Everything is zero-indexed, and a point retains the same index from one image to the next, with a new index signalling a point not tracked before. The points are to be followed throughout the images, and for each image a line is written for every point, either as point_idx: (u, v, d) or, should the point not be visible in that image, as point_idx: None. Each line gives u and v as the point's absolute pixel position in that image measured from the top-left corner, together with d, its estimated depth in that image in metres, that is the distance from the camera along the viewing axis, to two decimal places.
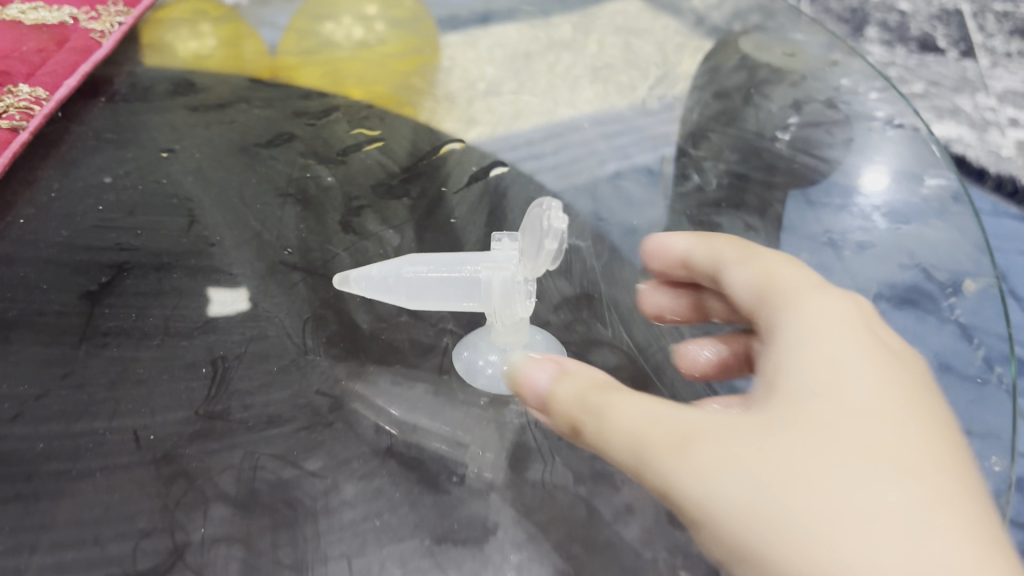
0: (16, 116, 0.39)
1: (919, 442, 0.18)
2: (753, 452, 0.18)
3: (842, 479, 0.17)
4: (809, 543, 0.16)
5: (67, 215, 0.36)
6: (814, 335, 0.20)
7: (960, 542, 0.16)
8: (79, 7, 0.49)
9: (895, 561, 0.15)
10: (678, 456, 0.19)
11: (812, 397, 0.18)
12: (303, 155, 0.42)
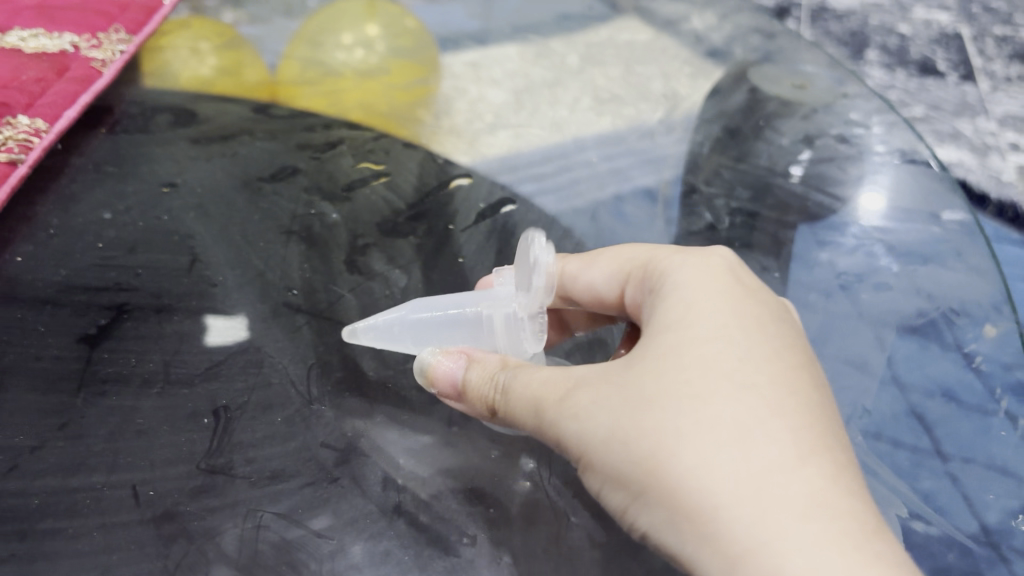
0: (16, 149, 0.38)
1: (755, 381, 0.22)
2: (614, 388, 0.23)
3: (685, 403, 0.22)
4: (658, 459, 0.21)
5: (66, 253, 0.35)
6: (694, 301, 0.25)
7: (783, 439, 0.21)
8: (81, 35, 0.48)
9: (725, 473, 0.20)
10: (558, 404, 0.24)
11: (671, 335, 0.24)
12: (307, 190, 0.41)
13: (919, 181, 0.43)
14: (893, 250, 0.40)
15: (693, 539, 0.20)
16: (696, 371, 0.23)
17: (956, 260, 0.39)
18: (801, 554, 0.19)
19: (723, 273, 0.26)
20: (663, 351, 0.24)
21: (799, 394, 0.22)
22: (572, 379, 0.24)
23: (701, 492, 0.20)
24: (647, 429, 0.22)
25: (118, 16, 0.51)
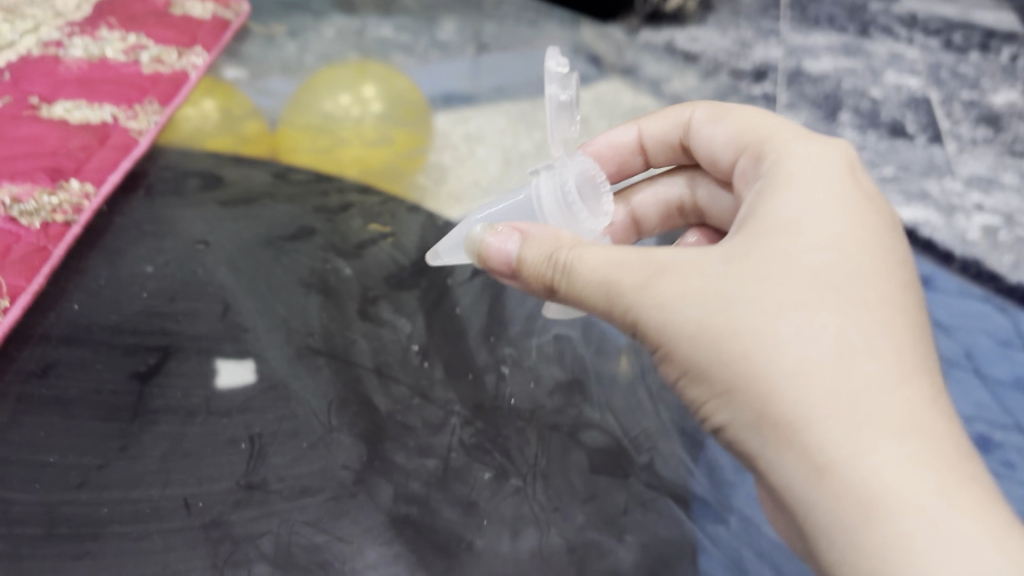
0: (69, 211, 0.44)
1: (858, 303, 0.27)
2: (709, 284, 0.28)
3: (782, 308, 0.26)
4: (761, 359, 0.26)
5: (116, 301, 0.41)
6: (796, 224, 0.29)
7: (873, 354, 0.26)
8: (120, 106, 0.55)
9: (830, 384, 0.25)
10: (656, 294, 0.28)
11: (781, 244, 0.28)
12: (323, 247, 0.46)
13: None
14: None
15: (783, 438, 0.25)
16: (793, 281, 0.27)
17: None
18: (887, 465, 0.24)
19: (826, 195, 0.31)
20: (763, 258, 0.28)
21: (883, 310, 0.27)
22: (653, 266, 0.29)
23: (799, 399, 0.25)
24: (744, 328, 0.26)
25: (150, 88, 0.57)
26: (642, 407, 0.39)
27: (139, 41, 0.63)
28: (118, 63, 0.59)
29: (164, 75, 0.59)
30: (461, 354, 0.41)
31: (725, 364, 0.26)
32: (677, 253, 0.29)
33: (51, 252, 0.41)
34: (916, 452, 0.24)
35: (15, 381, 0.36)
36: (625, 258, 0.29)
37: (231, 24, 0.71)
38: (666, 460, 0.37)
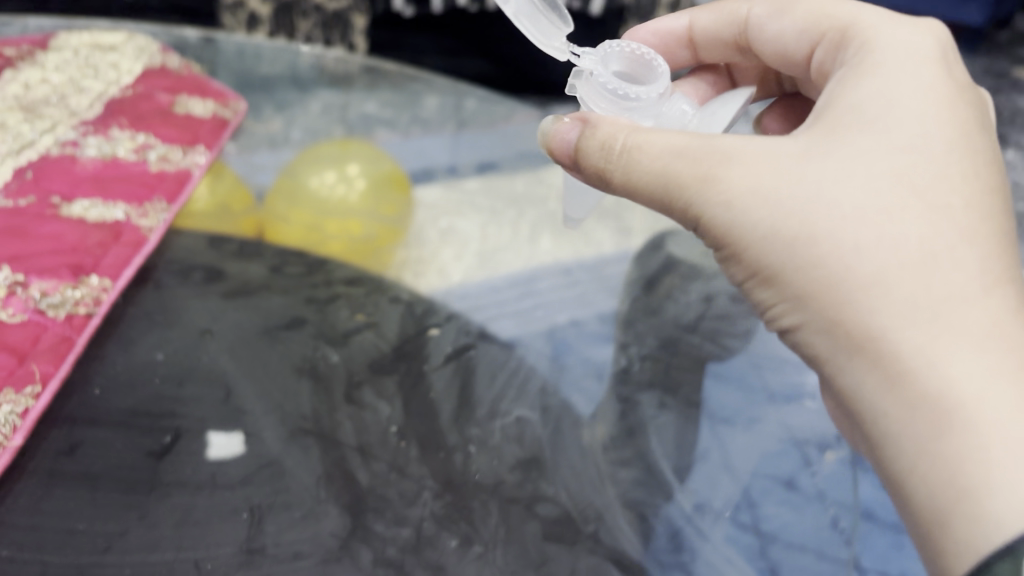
0: (90, 304, 0.50)
1: (937, 207, 0.34)
2: (768, 184, 0.35)
3: (834, 203, 0.34)
4: (850, 254, 0.33)
5: (131, 386, 0.46)
6: (886, 128, 0.36)
7: (910, 235, 0.33)
8: (132, 204, 0.60)
9: (905, 286, 0.32)
10: (724, 192, 0.36)
11: (867, 145, 0.36)
12: (314, 336, 0.53)
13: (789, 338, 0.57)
14: (770, 387, 0.54)
15: (855, 338, 0.33)
16: (847, 174, 0.35)
17: (810, 401, 0.52)
18: (956, 359, 0.31)
19: (888, 84, 0.38)
20: (822, 156, 0.35)
21: (926, 188, 0.34)
22: (731, 156, 0.36)
23: (878, 297, 0.33)
24: (815, 225, 0.34)
25: (158, 186, 0.64)
26: (593, 483, 0.46)
27: (147, 140, 0.69)
28: (129, 161, 0.66)
29: (169, 173, 0.66)
30: (434, 433, 0.47)
31: (792, 252, 0.35)
32: (759, 145, 0.36)
33: (75, 341, 0.47)
34: (952, 319, 0.32)
35: (46, 458, 0.42)
36: (686, 155, 0.36)
37: (229, 122, 0.78)
38: (610, 531, 0.43)
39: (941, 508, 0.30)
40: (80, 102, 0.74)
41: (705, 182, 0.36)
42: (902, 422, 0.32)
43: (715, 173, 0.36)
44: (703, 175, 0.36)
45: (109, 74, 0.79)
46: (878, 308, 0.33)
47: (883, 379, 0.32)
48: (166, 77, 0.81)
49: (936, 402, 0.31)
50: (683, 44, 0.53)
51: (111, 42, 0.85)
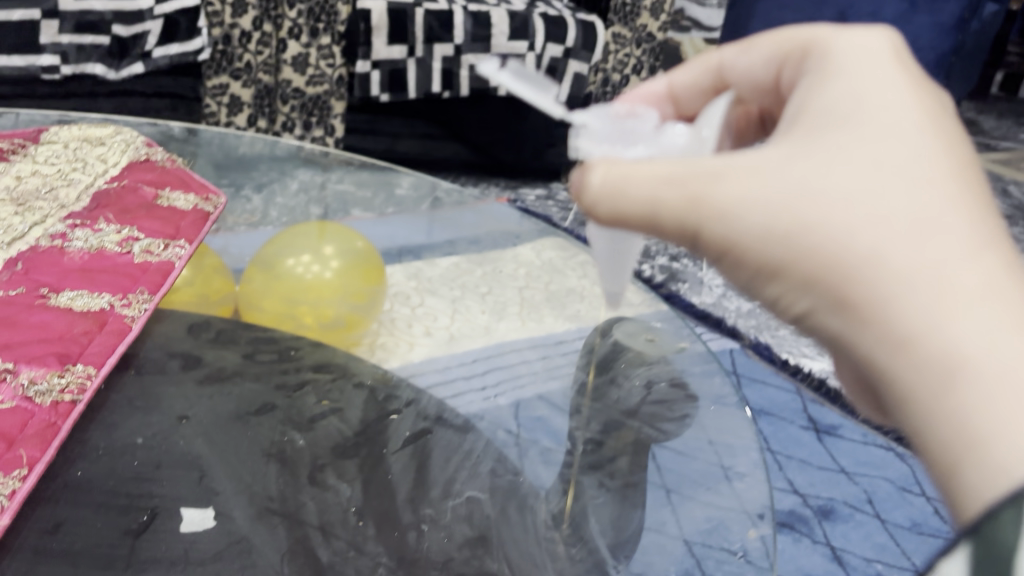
0: (75, 390, 0.53)
1: (926, 185, 0.37)
2: (758, 193, 0.39)
3: (818, 198, 0.38)
4: (842, 245, 0.37)
5: (112, 468, 0.50)
6: (869, 118, 0.40)
7: (892, 212, 0.36)
8: (115, 295, 0.65)
9: (899, 259, 0.35)
10: (718, 207, 0.40)
11: (851, 133, 0.39)
12: (282, 421, 0.57)
13: (727, 429, 0.62)
14: (706, 468, 0.58)
15: (869, 328, 0.36)
16: (827, 168, 0.38)
17: (740, 480, 0.57)
18: (954, 317, 0.33)
19: (858, 81, 0.42)
20: (804, 154, 0.39)
21: (904, 170, 0.37)
22: (717, 167, 0.40)
23: (875, 276, 0.35)
24: (802, 222, 0.38)
25: (142, 278, 0.68)
26: (535, 559, 0.50)
27: (132, 233, 0.74)
28: (114, 253, 0.70)
29: (153, 265, 0.71)
30: (389, 513, 0.51)
31: (787, 250, 0.38)
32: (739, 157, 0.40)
33: (59, 425, 0.51)
34: (938, 276, 0.34)
35: (29, 535, 0.45)
36: (680, 178, 0.40)
37: (210, 215, 0.83)
38: None
39: (945, 433, 0.32)
40: (70, 194, 0.78)
41: (692, 199, 0.40)
42: (914, 383, 0.34)
43: (705, 191, 0.40)
44: (697, 198, 0.40)
45: (97, 167, 0.84)
46: (874, 288, 0.36)
47: (883, 345, 0.35)
48: (151, 171, 0.86)
49: (939, 354, 0.33)
50: (667, 102, 0.59)
51: (100, 135, 0.90)
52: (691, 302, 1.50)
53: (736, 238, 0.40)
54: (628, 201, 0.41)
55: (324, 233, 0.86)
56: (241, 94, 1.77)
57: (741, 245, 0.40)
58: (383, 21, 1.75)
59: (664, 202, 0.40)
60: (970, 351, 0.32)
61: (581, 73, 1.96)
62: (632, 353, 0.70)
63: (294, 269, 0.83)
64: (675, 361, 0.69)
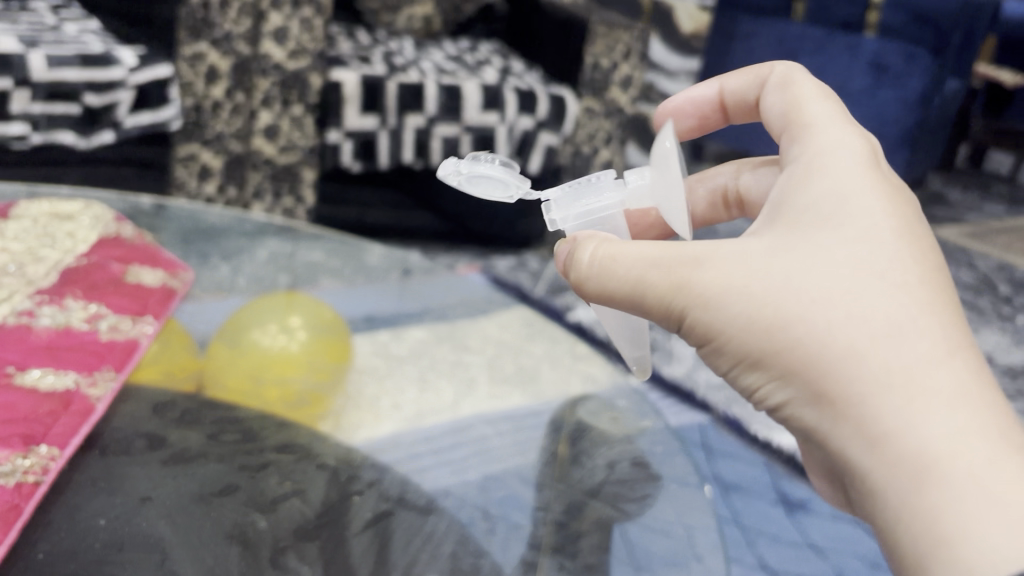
0: (38, 471, 0.55)
1: (888, 296, 0.46)
2: (742, 283, 0.48)
3: (789, 297, 0.47)
4: (823, 348, 0.46)
5: (72, 551, 0.51)
6: (827, 222, 0.49)
7: (861, 314, 0.46)
8: (81, 374, 0.66)
9: (877, 368, 0.45)
10: (712, 301, 0.48)
11: (820, 246, 0.48)
12: (245, 504, 0.58)
13: (685, 511, 0.69)
14: (670, 543, 0.65)
15: (840, 411, 0.46)
16: (797, 271, 0.47)
17: (702, 560, 0.64)
18: (908, 420, 0.44)
19: (826, 207, 0.49)
20: (780, 256, 0.48)
21: (870, 271, 0.47)
22: (696, 261, 0.49)
23: (853, 380, 0.45)
24: (784, 321, 0.47)
25: (108, 355, 0.69)
26: None
27: (99, 309, 0.75)
28: (81, 330, 0.72)
29: (119, 342, 0.72)
30: None
31: (770, 339, 0.47)
32: (720, 252, 0.49)
33: (22, 508, 0.52)
34: (902, 378, 0.44)
35: None
36: (668, 265, 0.49)
37: (177, 291, 0.84)
38: None
39: (919, 527, 0.43)
40: (38, 269, 0.79)
41: (684, 288, 0.48)
42: (879, 465, 0.45)
43: (695, 284, 0.48)
44: (685, 283, 0.48)
45: (66, 242, 0.85)
46: (848, 374, 0.45)
47: (863, 450, 0.46)
48: (119, 247, 0.88)
49: (906, 444, 0.44)
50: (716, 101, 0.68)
51: (69, 211, 0.91)
52: (661, 373, 1.51)
53: (717, 325, 0.48)
54: (621, 280, 0.50)
55: (291, 306, 0.90)
56: (211, 163, 1.78)
57: (721, 330, 0.49)
58: (355, 92, 1.79)
59: (651, 293, 0.49)
60: (934, 447, 0.43)
61: (551, 144, 2.00)
62: (593, 441, 0.79)
63: (262, 338, 0.84)
64: (633, 449, 0.78)
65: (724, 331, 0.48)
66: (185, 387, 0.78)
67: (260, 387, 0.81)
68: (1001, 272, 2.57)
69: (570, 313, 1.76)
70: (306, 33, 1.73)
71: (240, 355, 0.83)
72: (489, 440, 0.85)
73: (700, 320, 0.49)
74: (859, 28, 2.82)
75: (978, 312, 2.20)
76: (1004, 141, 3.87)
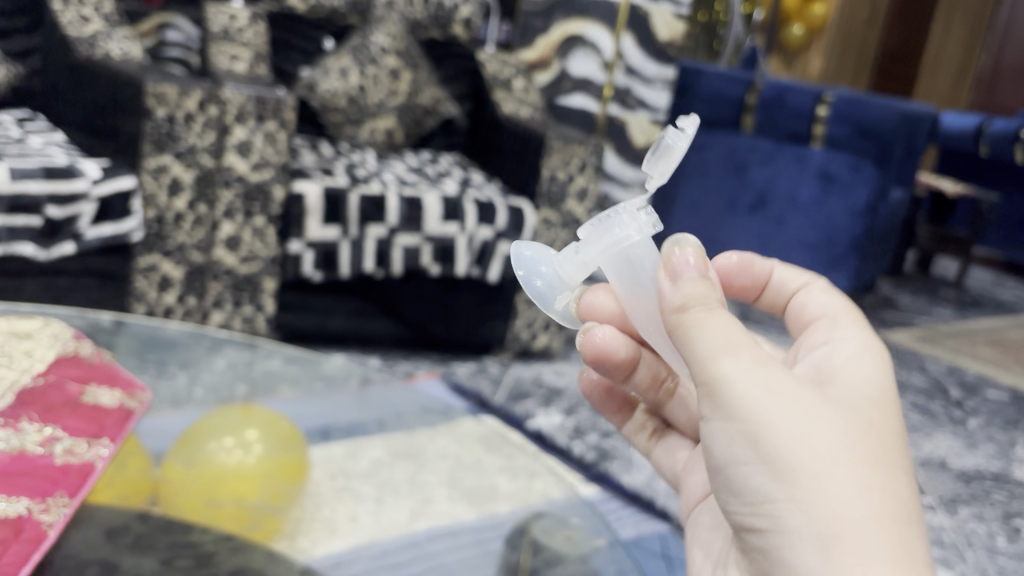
0: None
1: (910, 490, 0.52)
2: (806, 401, 0.52)
3: (842, 439, 0.51)
4: (855, 483, 0.50)
5: None
6: (873, 410, 0.55)
7: (891, 493, 0.51)
8: (34, 499, 0.68)
9: (889, 533, 0.49)
10: (779, 390, 0.51)
11: (867, 417, 0.54)
12: None
13: None
14: None
15: (838, 555, 0.49)
16: (854, 428, 0.52)
17: None
18: None
19: (873, 401, 0.56)
20: (838, 407, 0.53)
21: (900, 467, 0.53)
22: (771, 359, 0.53)
23: (868, 535, 0.49)
24: (831, 450, 0.51)
25: (62, 480, 0.71)
26: None
27: (55, 432, 0.76)
28: (35, 454, 0.73)
29: (73, 466, 0.73)
30: None
31: (814, 461, 0.50)
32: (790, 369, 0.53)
33: None
34: (904, 557, 0.49)
35: None
36: (754, 348, 0.52)
37: (134, 411, 0.86)
38: None
39: None
40: None
41: (763, 367, 0.52)
42: None
43: (771, 381, 0.51)
44: (764, 366, 0.52)
45: (23, 362, 0.86)
46: (865, 529, 0.49)
47: None
48: (78, 366, 0.89)
49: None
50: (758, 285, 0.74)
51: (27, 329, 0.92)
52: (621, 482, 1.53)
53: (771, 420, 0.51)
54: (713, 335, 0.52)
55: (250, 420, 0.88)
56: (171, 273, 1.79)
57: (772, 426, 0.51)
58: (318, 204, 1.83)
59: (734, 360, 0.51)
60: None
61: (511, 253, 2.04)
62: (551, 551, 0.84)
63: (217, 454, 0.82)
64: (591, 559, 0.82)
65: (775, 426, 0.51)
66: (139, 507, 0.78)
67: (210, 503, 0.79)
68: (952, 375, 2.63)
69: (530, 421, 1.77)
70: (270, 147, 1.78)
71: (192, 471, 0.81)
72: (443, 556, 0.90)
73: (759, 404, 0.51)
74: (807, 140, 2.98)
75: (932, 416, 2.25)
76: (949, 246, 4.00)
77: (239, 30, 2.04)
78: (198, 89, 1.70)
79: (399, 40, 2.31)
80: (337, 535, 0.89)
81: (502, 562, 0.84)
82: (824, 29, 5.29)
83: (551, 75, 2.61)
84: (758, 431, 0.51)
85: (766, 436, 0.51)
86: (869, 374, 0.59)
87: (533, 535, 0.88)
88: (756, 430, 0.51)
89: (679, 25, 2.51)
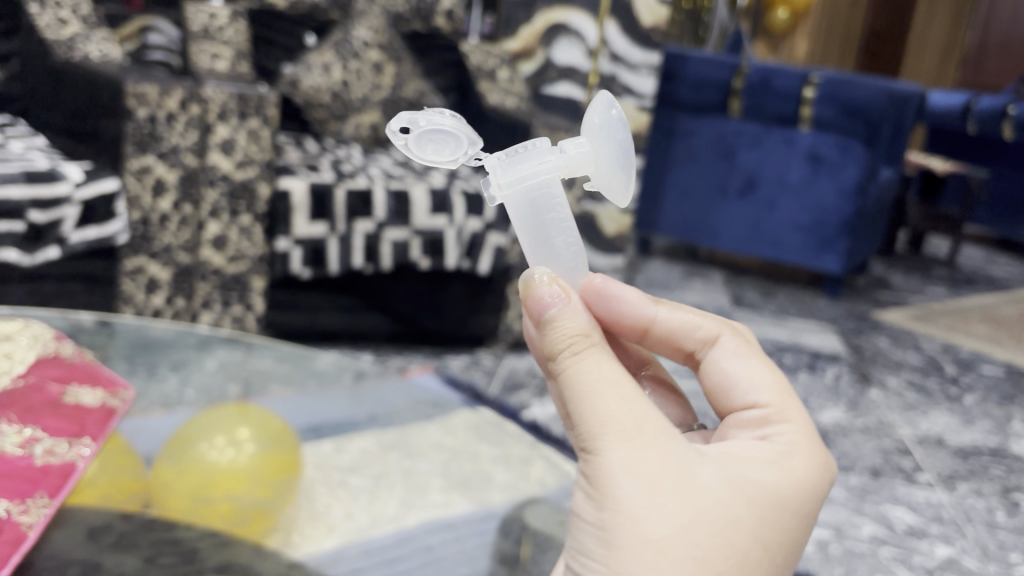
0: None
1: None
2: (662, 486, 0.51)
3: (682, 538, 0.51)
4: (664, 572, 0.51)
5: None
6: (753, 510, 0.53)
7: None
8: (13, 501, 0.68)
9: None
10: (638, 474, 0.50)
11: (742, 513, 0.53)
12: None
13: None
14: None
15: None
16: (710, 528, 0.51)
17: None
18: None
19: (777, 483, 0.54)
20: (706, 495, 0.51)
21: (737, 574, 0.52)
22: (648, 431, 0.51)
23: None
24: (662, 546, 0.50)
25: (43, 480, 0.70)
26: None
27: (34, 433, 0.76)
28: (14, 455, 0.73)
29: (54, 466, 0.73)
30: None
31: (643, 549, 0.50)
32: (666, 448, 0.51)
33: None
34: None
35: None
36: (627, 422, 0.51)
37: (116, 410, 0.86)
38: None
39: None
40: None
41: (625, 446, 0.51)
42: None
43: (658, 510, 0.50)
44: (632, 439, 0.51)
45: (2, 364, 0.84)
46: None
47: None
48: (58, 366, 0.88)
49: None
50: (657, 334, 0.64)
51: (5, 330, 0.90)
52: None
53: (620, 505, 0.51)
54: (587, 395, 0.52)
55: (243, 421, 0.86)
56: (158, 275, 1.77)
57: (617, 510, 0.51)
58: (304, 200, 1.81)
59: (608, 438, 0.51)
60: None
61: (500, 244, 2.03)
62: (544, 536, 0.84)
63: (209, 456, 0.80)
64: None
65: (626, 559, 0.51)
66: (124, 507, 0.76)
67: (194, 503, 0.78)
68: (947, 353, 2.63)
69: (524, 412, 1.77)
70: (253, 145, 1.78)
71: (181, 472, 0.79)
72: (436, 551, 0.86)
73: (633, 531, 0.50)
74: (794, 122, 2.98)
75: (929, 394, 2.25)
76: (941, 225, 3.99)
77: (220, 28, 2.02)
78: (178, 88, 1.69)
79: (381, 33, 2.32)
80: (323, 522, 0.89)
81: (498, 553, 0.83)
82: (807, 13, 5.26)
83: (537, 65, 2.63)
84: (616, 550, 0.51)
85: (608, 509, 0.51)
86: (774, 471, 0.55)
87: (529, 523, 0.87)
88: (614, 546, 0.51)
89: (662, 9, 2.48)
